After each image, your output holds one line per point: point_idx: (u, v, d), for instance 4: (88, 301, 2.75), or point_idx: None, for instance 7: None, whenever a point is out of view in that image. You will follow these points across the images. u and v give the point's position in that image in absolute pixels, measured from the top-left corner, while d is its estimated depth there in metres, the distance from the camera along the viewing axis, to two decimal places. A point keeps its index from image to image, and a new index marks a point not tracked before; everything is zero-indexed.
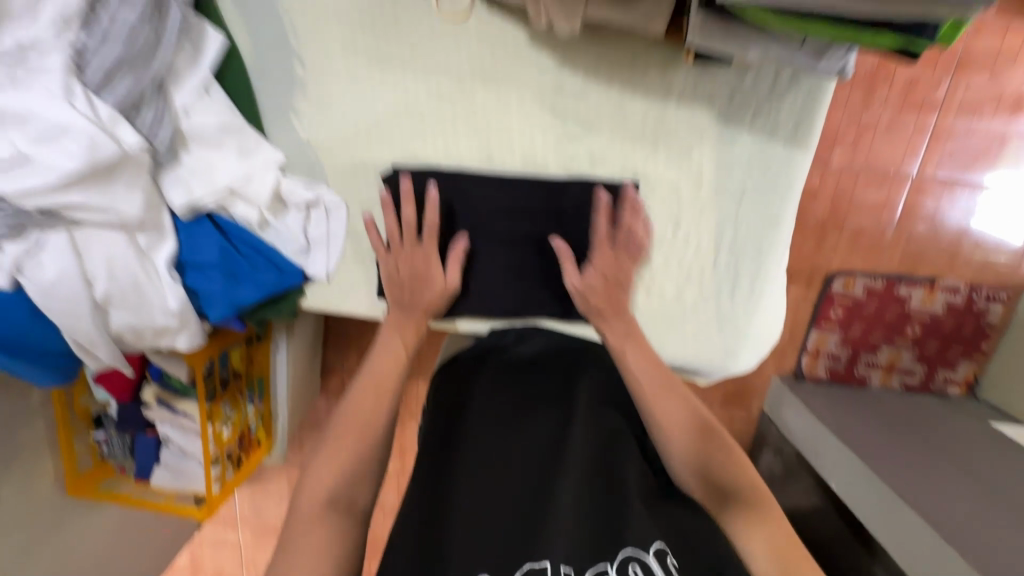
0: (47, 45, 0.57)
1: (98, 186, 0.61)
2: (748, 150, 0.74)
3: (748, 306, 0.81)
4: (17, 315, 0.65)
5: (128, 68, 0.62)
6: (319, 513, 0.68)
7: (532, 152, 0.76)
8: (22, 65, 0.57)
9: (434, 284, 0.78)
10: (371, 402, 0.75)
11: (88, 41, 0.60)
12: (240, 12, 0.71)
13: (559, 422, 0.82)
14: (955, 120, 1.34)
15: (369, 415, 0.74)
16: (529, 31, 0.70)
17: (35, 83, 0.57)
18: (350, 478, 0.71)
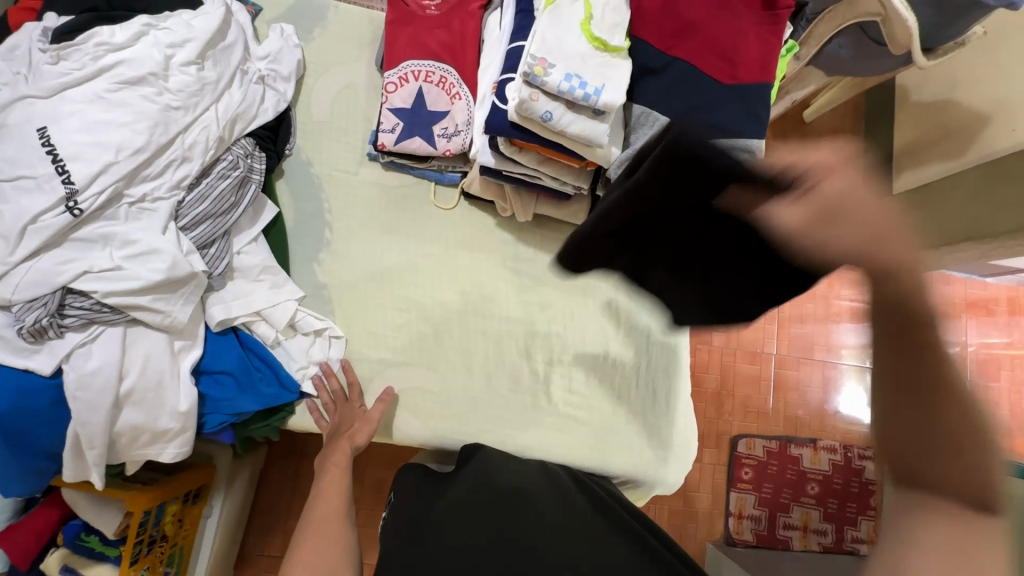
0: (161, 196, 0.79)
1: (163, 295, 0.76)
2: (649, 299, 1.06)
3: (668, 417, 1.03)
4: (38, 403, 0.70)
5: (210, 218, 0.84)
6: None
7: (498, 297, 1.02)
8: (138, 206, 0.77)
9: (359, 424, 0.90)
10: (338, 501, 0.82)
11: (188, 198, 0.83)
12: (290, 194, 0.99)
13: (540, 495, 0.84)
14: (790, 313, 1.84)
15: (338, 512, 0.80)
16: (497, 218, 1.04)
17: (143, 219, 0.77)
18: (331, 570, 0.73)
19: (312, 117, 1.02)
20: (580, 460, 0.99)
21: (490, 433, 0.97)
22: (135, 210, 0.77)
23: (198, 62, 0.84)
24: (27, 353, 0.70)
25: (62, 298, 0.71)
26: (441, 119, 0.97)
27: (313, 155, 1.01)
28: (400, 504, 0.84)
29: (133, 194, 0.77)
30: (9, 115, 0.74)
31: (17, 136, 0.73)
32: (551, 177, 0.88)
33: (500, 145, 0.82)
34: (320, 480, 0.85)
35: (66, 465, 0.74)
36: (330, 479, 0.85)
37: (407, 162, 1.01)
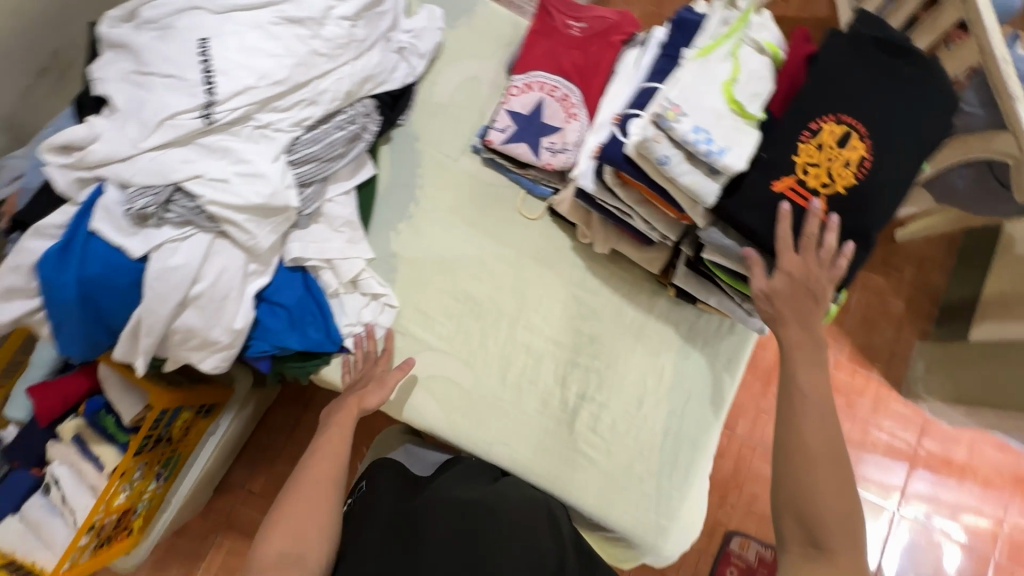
0: (282, 130, 0.84)
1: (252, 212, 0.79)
2: (697, 365, 1.03)
3: (681, 490, 0.99)
4: (118, 280, 0.74)
5: (316, 161, 0.88)
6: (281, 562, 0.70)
7: (551, 317, 1.02)
8: (259, 133, 0.82)
9: (374, 392, 0.87)
10: (332, 469, 0.78)
11: (304, 138, 0.87)
12: (390, 161, 1.02)
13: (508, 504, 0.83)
14: None
15: (331, 479, 0.78)
16: (574, 241, 1.04)
17: (262, 146, 0.81)
18: (307, 539, 0.72)
19: (432, 98, 1.05)
20: (581, 502, 0.97)
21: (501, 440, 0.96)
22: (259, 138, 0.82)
23: (353, 19, 0.89)
24: (124, 233, 0.73)
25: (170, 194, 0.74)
26: (551, 134, 0.99)
27: (422, 132, 1.04)
28: (379, 494, 0.85)
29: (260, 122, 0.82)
30: (179, 20, 0.80)
31: (180, 39, 0.78)
32: (642, 218, 0.88)
33: (605, 174, 0.83)
34: (323, 426, 0.84)
35: (120, 343, 0.78)
36: (334, 429, 0.84)
37: (506, 164, 1.03)
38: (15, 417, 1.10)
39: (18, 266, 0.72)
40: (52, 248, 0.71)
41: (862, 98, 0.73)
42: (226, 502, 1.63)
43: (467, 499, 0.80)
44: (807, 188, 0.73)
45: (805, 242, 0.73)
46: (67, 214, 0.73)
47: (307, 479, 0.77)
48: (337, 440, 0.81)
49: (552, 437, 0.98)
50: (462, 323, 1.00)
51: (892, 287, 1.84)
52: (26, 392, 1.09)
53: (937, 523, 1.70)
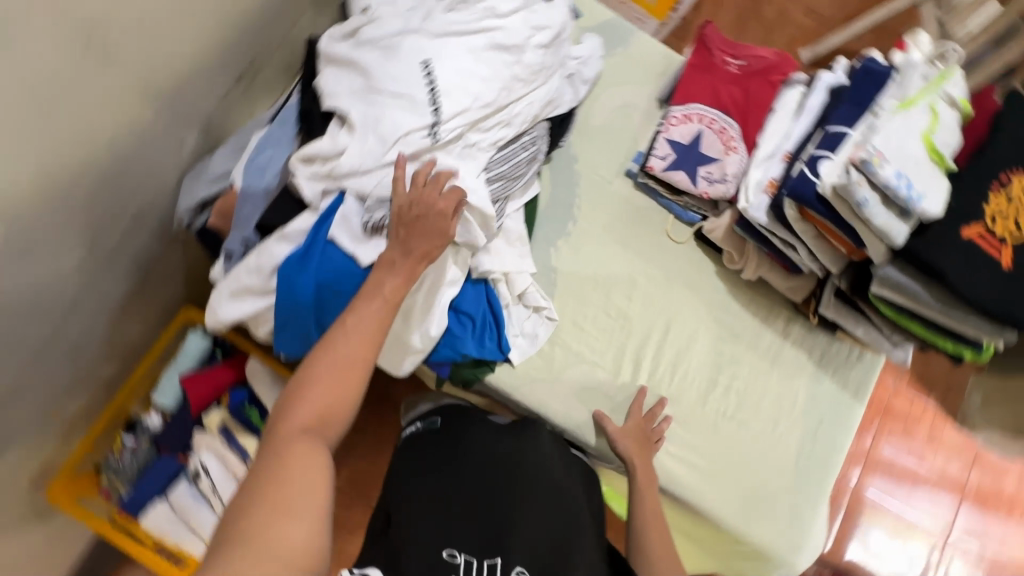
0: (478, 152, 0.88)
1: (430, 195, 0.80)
2: (830, 391, 1.09)
3: (815, 509, 1.04)
4: (345, 285, 0.77)
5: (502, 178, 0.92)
6: (311, 427, 0.61)
7: (695, 338, 1.07)
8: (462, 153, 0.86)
9: (435, 226, 0.74)
10: (377, 320, 0.68)
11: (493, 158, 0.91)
12: (550, 179, 1.08)
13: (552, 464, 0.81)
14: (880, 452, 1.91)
15: (371, 333, 0.67)
16: (718, 266, 1.09)
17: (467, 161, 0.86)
18: (342, 400, 0.64)
19: (590, 122, 1.11)
20: (724, 515, 1.01)
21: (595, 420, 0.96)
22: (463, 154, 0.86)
23: (546, 45, 0.94)
24: (356, 242, 0.77)
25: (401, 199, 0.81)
26: (710, 164, 1.04)
27: (579, 154, 1.10)
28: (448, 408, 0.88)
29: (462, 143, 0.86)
30: (403, 41, 0.84)
31: (407, 59, 0.83)
32: (809, 251, 0.93)
33: (786, 208, 0.89)
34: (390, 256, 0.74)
35: None
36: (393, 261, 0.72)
37: (659, 189, 1.09)
38: (162, 406, 1.13)
39: (261, 270, 0.76)
40: (294, 253, 0.76)
41: None
42: None
43: (521, 450, 0.79)
44: (996, 236, 0.80)
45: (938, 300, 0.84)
46: (307, 221, 0.77)
47: (338, 354, 0.65)
48: (377, 320, 0.69)
49: (697, 450, 1.04)
50: (616, 341, 1.05)
51: None
52: (176, 382, 1.13)
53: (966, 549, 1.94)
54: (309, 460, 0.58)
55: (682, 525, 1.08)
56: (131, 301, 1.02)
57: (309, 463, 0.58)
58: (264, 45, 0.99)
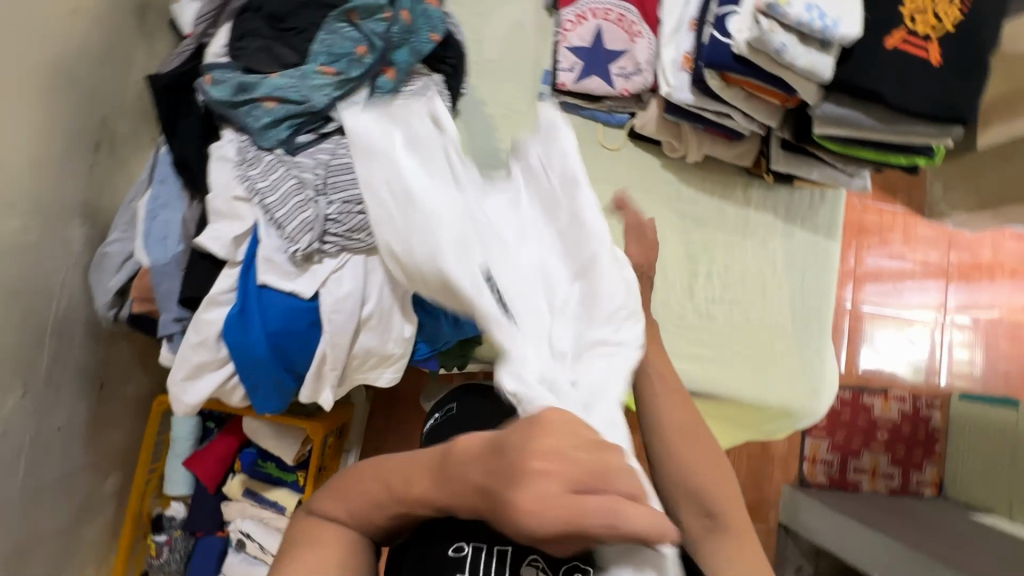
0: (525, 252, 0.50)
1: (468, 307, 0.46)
2: (804, 239, 1.09)
3: (820, 355, 1.08)
4: (298, 323, 0.74)
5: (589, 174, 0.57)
6: (356, 519, 0.40)
7: (664, 238, 1.05)
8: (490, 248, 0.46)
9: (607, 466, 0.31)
10: (483, 489, 0.32)
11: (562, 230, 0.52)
12: (466, 132, 1.00)
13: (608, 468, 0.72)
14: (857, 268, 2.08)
15: (475, 489, 0.33)
16: (662, 159, 1.06)
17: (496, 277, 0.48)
18: (384, 511, 0.38)
19: (484, 57, 1.02)
20: (743, 391, 1.04)
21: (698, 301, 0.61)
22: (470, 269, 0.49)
23: None
24: (290, 278, 0.72)
25: (314, 198, 0.71)
26: (620, 59, 0.98)
27: (486, 95, 1.02)
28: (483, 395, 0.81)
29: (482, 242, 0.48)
30: (250, 44, 0.75)
31: (263, 63, 0.75)
32: (742, 114, 0.90)
33: (708, 79, 0.84)
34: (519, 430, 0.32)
35: (308, 384, 0.79)
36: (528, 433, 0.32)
37: (579, 102, 1.02)
38: (179, 493, 1.11)
39: (205, 342, 0.71)
40: (231, 313, 0.71)
41: None
42: None
43: None
44: (920, 35, 0.77)
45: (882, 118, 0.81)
46: (230, 276, 0.71)
47: (414, 478, 0.36)
48: (472, 495, 0.33)
49: (700, 342, 1.05)
50: None
51: None
52: (182, 466, 1.10)
53: (955, 324, 2.14)
54: (319, 553, 0.40)
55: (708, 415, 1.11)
56: (98, 413, 0.97)
57: (319, 558, 0.39)
58: (106, 101, 0.87)
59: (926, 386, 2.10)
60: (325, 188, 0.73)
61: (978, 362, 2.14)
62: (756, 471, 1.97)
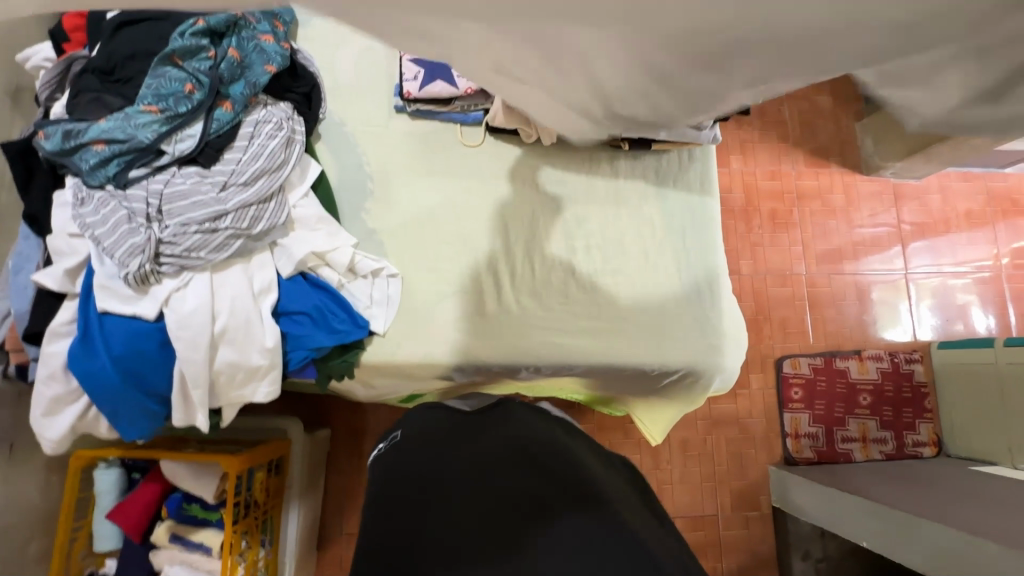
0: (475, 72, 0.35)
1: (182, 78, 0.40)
2: (678, 200, 1.11)
3: (717, 311, 1.08)
4: (148, 345, 0.77)
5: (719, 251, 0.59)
6: None
7: (536, 221, 1.07)
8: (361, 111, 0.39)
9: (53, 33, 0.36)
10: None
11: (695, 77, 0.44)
12: (330, 154, 1.06)
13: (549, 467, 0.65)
14: (805, 234, 2.06)
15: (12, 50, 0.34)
16: (524, 147, 1.10)
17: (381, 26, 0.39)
18: None
19: (339, 81, 1.09)
20: (641, 359, 1.03)
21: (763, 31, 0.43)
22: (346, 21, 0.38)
23: None
24: (132, 302, 0.77)
25: (146, 225, 0.78)
26: None
27: (345, 116, 1.08)
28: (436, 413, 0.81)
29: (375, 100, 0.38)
30: (82, 97, 0.82)
31: (94, 112, 0.82)
32: None
33: None
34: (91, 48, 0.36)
35: (175, 406, 0.81)
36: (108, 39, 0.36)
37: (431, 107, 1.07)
38: (108, 547, 1.12)
39: (54, 374, 0.74)
40: (73, 343, 0.74)
41: None
42: (334, 554, 1.67)
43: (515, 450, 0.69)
44: None
45: None
46: (72, 308, 0.76)
47: None
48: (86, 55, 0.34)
49: (592, 316, 1.04)
50: (466, 262, 1.04)
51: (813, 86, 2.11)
52: (107, 519, 1.11)
53: (919, 274, 2.08)
54: None
55: (619, 387, 1.10)
56: (8, 472, 0.99)
57: None
58: None
59: (901, 342, 2.03)
60: (158, 215, 0.80)
61: (954, 309, 2.07)
62: (738, 456, 1.89)
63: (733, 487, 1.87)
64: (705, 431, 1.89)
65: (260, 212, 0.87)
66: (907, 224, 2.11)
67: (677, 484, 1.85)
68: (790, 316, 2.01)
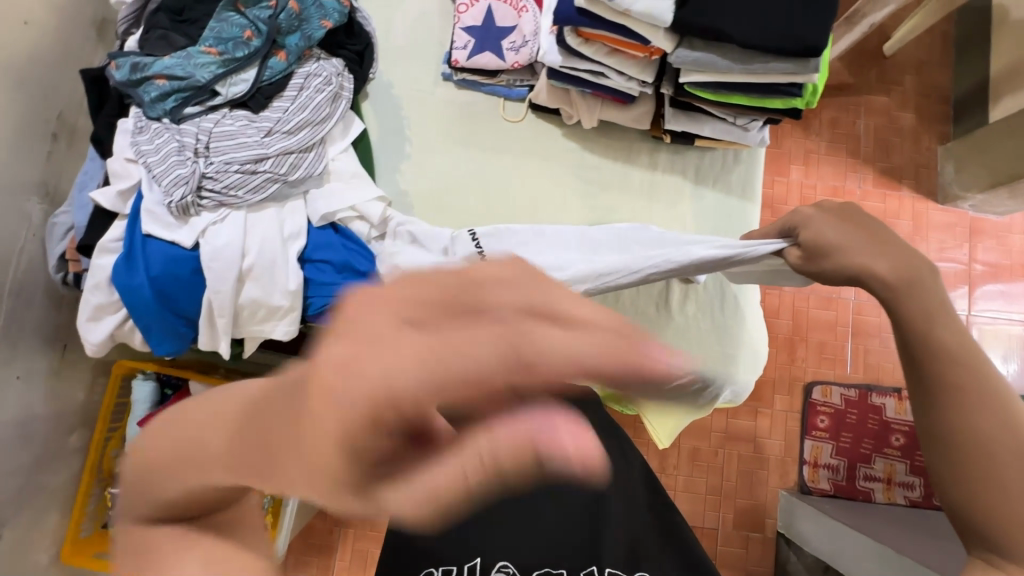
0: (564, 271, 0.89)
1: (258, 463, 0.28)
2: (716, 200, 1.06)
3: (737, 319, 1.05)
4: (181, 270, 0.83)
5: (745, 248, 0.79)
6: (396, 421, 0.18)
7: (566, 204, 1.06)
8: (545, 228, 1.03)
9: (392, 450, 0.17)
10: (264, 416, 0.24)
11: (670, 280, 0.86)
12: (373, 114, 1.08)
13: None
14: None
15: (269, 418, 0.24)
16: (563, 128, 1.09)
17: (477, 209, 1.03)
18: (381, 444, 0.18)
19: (393, 44, 1.11)
20: None
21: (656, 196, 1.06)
22: None
23: None
24: (172, 229, 0.83)
25: (193, 159, 0.84)
26: (509, 34, 1.03)
27: (393, 78, 1.10)
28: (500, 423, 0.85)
29: (553, 251, 0.94)
30: (151, 36, 0.89)
31: (161, 50, 0.88)
32: (616, 71, 0.91)
33: (567, 37, 0.89)
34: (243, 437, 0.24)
35: (202, 332, 0.88)
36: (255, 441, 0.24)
37: (477, 78, 1.08)
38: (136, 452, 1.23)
39: (100, 284, 0.82)
40: (118, 260, 0.82)
41: None
42: None
43: None
44: None
45: (739, 57, 0.81)
46: (119, 228, 0.83)
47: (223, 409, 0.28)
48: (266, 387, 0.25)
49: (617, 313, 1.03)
50: None
51: (897, 100, 1.94)
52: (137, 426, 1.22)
53: None
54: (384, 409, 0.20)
55: None
56: (59, 369, 1.10)
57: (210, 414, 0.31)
58: (62, 97, 1.03)
59: None
60: (206, 152, 0.86)
61: None
62: (748, 474, 1.84)
63: (739, 505, 1.83)
64: (717, 444, 1.85)
65: (299, 160, 0.91)
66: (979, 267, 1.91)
67: (679, 490, 1.83)
68: (829, 341, 1.90)
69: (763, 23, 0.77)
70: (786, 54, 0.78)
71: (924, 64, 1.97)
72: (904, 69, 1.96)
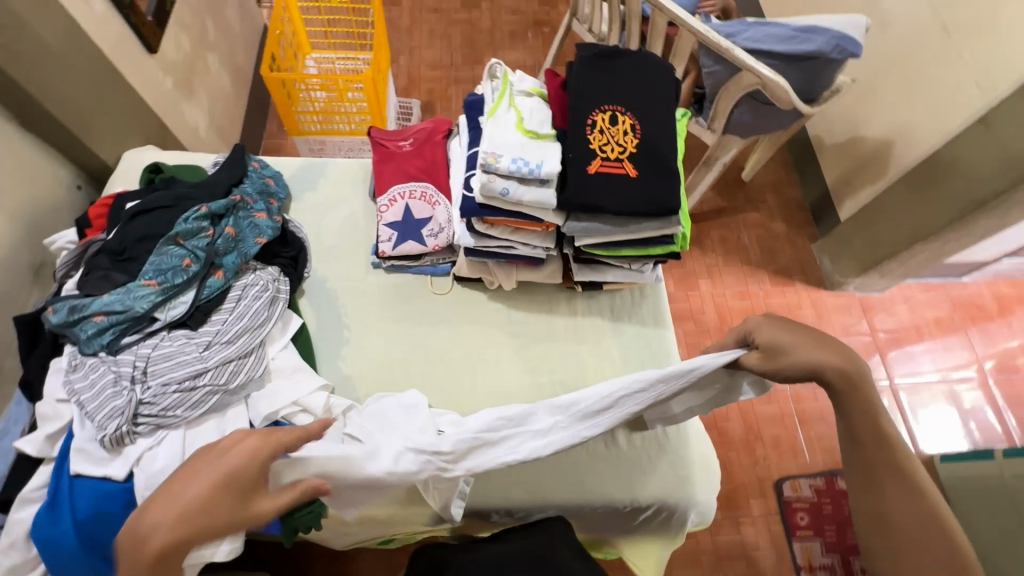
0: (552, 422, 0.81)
1: None
2: (634, 334, 1.18)
3: (682, 438, 1.10)
4: (113, 506, 0.80)
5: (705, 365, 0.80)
6: None
7: (503, 361, 1.13)
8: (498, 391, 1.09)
9: None
10: None
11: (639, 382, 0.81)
12: (311, 308, 1.16)
13: None
14: None
15: None
16: (488, 293, 1.21)
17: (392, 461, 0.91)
18: None
19: (324, 245, 1.24)
20: (613, 495, 1.04)
21: (579, 340, 1.17)
22: (392, 521, 1.00)
23: (220, 214, 1.05)
24: (104, 463, 0.82)
25: (129, 387, 0.85)
26: (428, 223, 1.19)
27: (327, 274, 1.21)
28: None
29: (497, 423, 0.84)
30: (89, 277, 0.95)
31: (100, 288, 0.94)
32: (522, 243, 1.07)
33: (476, 224, 1.04)
34: None
35: None
36: None
37: (405, 262, 1.21)
38: None
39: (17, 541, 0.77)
40: (41, 510, 0.78)
41: (615, 96, 1.02)
42: None
43: None
44: (612, 160, 0.98)
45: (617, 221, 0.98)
46: (47, 474, 0.81)
47: None
48: None
49: None
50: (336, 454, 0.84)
51: (766, 215, 2.29)
52: None
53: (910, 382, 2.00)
54: None
55: (592, 522, 1.08)
56: None
57: None
58: None
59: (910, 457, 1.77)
60: (143, 377, 0.88)
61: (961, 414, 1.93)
62: None
63: None
64: (711, 568, 1.60)
65: (239, 366, 0.94)
66: (881, 331, 2.02)
67: None
68: (782, 435, 1.80)
69: (626, 195, 0.96)
70: (652, 212, 0.96)
71: (778, 183, 2.36)
72: (763, 191, 2.34)
